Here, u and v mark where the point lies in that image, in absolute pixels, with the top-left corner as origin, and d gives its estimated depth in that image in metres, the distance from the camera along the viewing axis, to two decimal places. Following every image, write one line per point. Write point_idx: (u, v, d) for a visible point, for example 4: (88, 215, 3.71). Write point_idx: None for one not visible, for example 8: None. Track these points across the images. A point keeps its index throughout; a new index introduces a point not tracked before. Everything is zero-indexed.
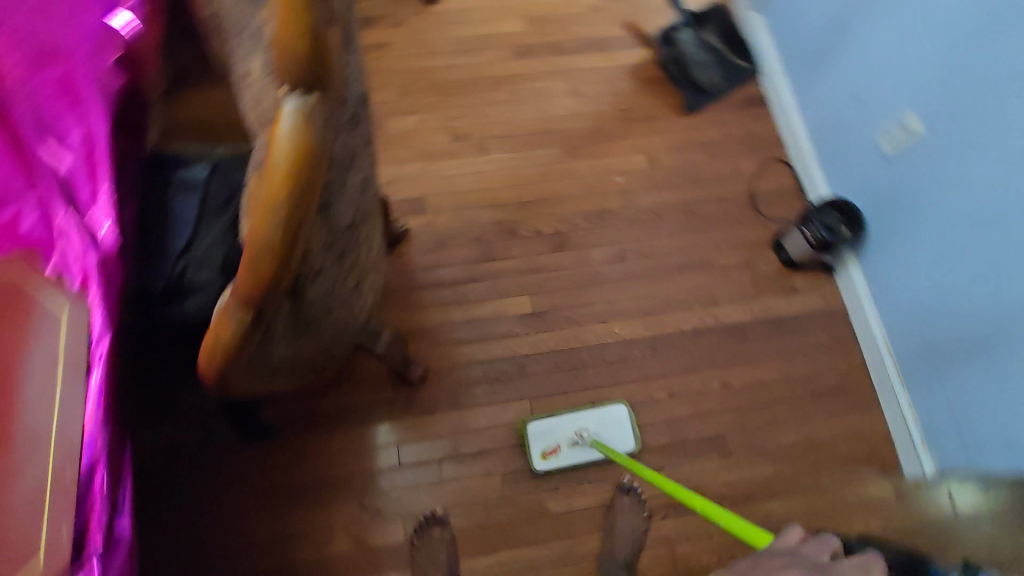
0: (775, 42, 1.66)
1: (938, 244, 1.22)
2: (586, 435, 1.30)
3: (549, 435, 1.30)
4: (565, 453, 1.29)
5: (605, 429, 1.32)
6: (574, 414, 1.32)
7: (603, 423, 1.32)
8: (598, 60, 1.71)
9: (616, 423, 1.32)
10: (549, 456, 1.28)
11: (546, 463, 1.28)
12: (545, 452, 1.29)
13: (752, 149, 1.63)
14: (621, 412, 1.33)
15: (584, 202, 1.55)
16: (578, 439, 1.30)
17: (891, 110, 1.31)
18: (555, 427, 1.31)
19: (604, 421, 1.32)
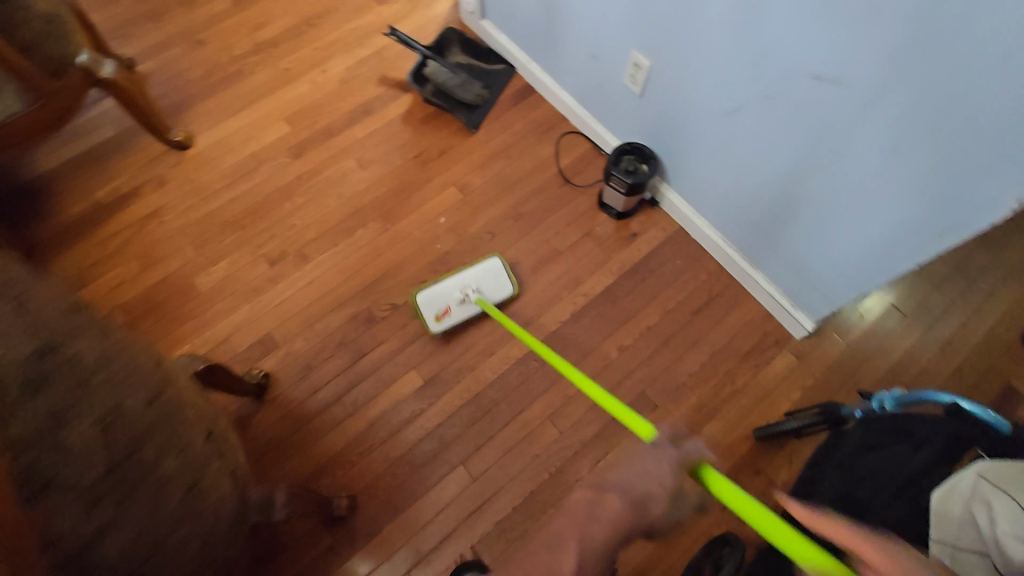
0: (509, 36, 1.75)
1: (713, 145, 1.31)
2: (472, 293, 1.44)
3: (441, 297, 1.44)
4: (455, 311, 1.43)
5: (484, 284, 1.46)
6: (457, 276, 1.46)
7: (483, 279, 1.47)
8: (371, 123, 1.73)
9: (495, 277, 1.47)
10: (443, 317, 1.42)
11: (441, 323, 1.42)
12: (438, 314, 1.42)
13: (542, 134, 1.72)
14: (495, 263, 1.48)
15: (422, 257, 1.56)
16: (465, 296, 1.44)
17: (615, 50, 1.38)
18: (444, 291, 1.44)
19: (482, 276, 1.46)
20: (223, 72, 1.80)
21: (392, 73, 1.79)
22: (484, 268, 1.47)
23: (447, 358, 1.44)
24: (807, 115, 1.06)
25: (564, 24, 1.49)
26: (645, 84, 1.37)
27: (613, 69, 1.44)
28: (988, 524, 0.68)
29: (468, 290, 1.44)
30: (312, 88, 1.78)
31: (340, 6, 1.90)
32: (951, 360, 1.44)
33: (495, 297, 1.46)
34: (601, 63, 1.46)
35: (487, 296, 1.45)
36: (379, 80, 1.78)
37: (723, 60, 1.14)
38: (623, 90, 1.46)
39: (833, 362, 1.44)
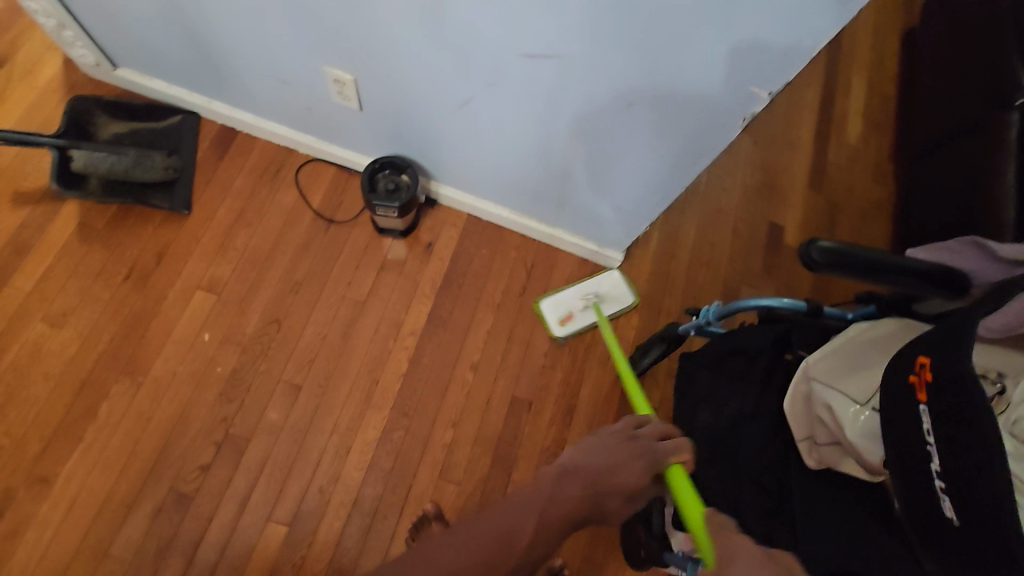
0: (167, 80, 1.35)
1: (460, 136, 1.19)
2: (594, 297, 1.44)
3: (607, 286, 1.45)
4: (579, 316, 1.42)
5: (609, 292, 1.47)
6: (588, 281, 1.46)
7: (609, 287, 1.47)
8: (34, 261, 1.24)
9: (617, 286, 1.47)
10: (567, 322, 1.41)
11: (564, 327, 1.40)
12: (562, 319, 1.41)
13: (274, 178, 1.41)
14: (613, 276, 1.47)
15: (205, 392, 1.22)
16: (587, 301, 1.44)
17: (301, 67, 1.13)
18: (568, 297, 1.44)
19: (606, 283, 1.47)
20: None
21: (27, 182, 1.28)
22: (612, 277, 1.47)
23: (300, 487, 1.19)
24: (532, 87, 0.99)
25: (227, 54, 1.18)
26: (359, 96, 1.16)
27: (314, 88, 1.19)
28: (835, 423, 0.76)
29: (591, 296, 1.44)
30: None
31: None
32: (727, 225, 1.63)
33: (614, 310, 1.46)
34: (296, 86, 1.20)
35: (608, 302, 1.45)
36: (13, 199, 1.27)
37: (426, 52, 0.99)
38: (338, 107, 1.23)
39: (650, 274, 1.53)
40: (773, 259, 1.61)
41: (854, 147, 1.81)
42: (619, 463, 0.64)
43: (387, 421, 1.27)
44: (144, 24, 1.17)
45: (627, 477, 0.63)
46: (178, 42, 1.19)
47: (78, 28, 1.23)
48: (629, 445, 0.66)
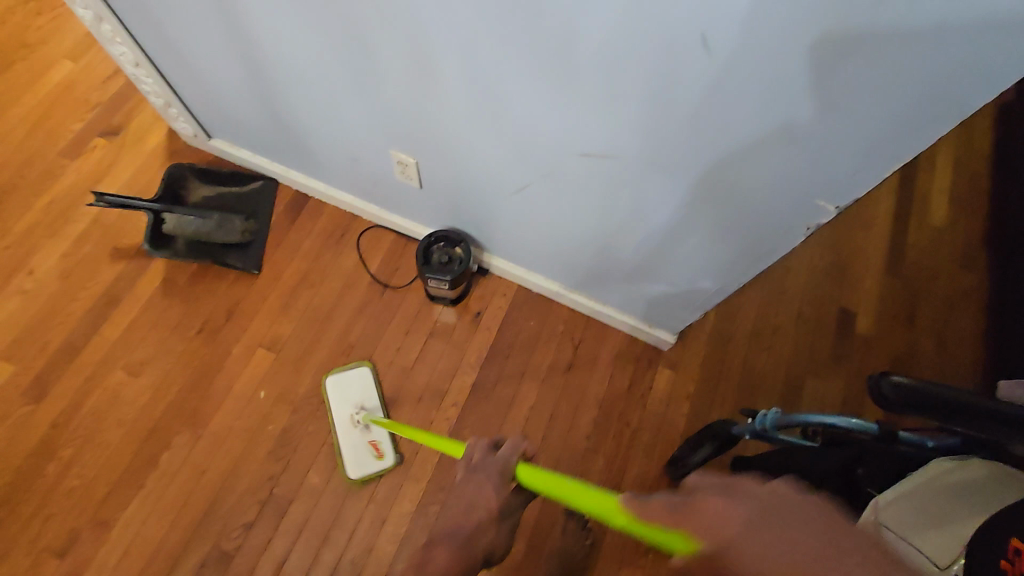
0: (253, 149, 1.47)
1: (516, 217, 1.20)
2: (360, 414, 1.29)
3: (344, 392, 1.32)
4: (376, 435, 1.29)
5: (356, 396, 1.32)
6: (333, 413, 1.30)
7: (354, 389, 1.33)
8: (122, 313, 1.36)
9: (359, 380, 1.34)
10: (379, 451, 1.27)
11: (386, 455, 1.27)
12: (376, 454, 1.27)
13: (338, 242, 1.49)
14: (355, 375, 1.34)
15: (256, 450, 1.27)
16: (360, 426, 1.29)
17: (371, 149, 1.20)
18: (353, 442, 1.28)
19: (348, 390, 1.33)
20: None
21: (125, 240, 1.42)
22: (365, 379, 1.34)
23: (334, 555, 1.19)
24: (589, 183, 0.98)
25: (305, 134, 1.27)
26: (421, 176, 1.22)
27: (381, 167, 1.25)
28: None
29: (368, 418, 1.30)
30: (23, 301, 1.35)
31: (22, 183, 1.47)
32: (791, 309, 1.54)
33: (376, 399, 1.33)
34: (365, 163, 1.27)
35: (367, 404, 1.32)
36: (112, 255, 1.41)
37: (486, 146, 1.02)
38: (402, 184, 1.28)
39: (703, 357, 1.46)
40: (840, 348, 1.50)
41: (938, 229, 1.67)
42: (477, 490, 0.88)
43: (424, 493, 1.26)
44: (238, 107, 1.29)
45: (487, 495, 0.86)
46: (265, 122, 1.30)
47: (182, 105, 1.37)
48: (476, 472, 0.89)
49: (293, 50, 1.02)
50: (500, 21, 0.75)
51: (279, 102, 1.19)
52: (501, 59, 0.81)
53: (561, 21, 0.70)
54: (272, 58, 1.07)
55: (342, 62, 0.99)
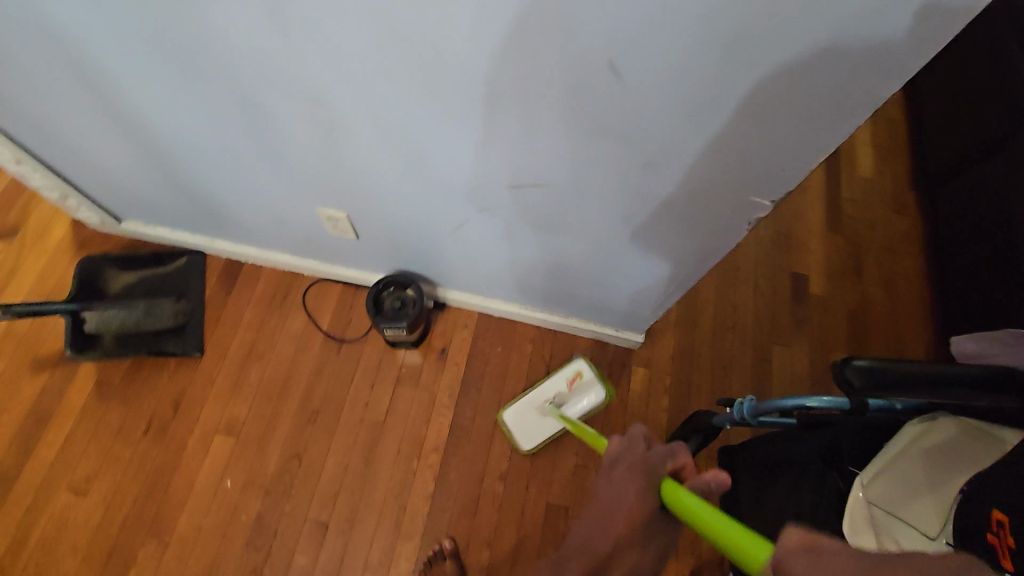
0: (171, 226, 1.38)
1: (460, 251, 1.17)
2: (546, 410, 1.30)
3: (528, 431, 1.30)
4: (563, 386, 1.34)
5: (530, 422, 1.31)
6: (540, 440, 1.29)
7: (525, 422, 1.31)
8: (55, 428, 1.24)
9: (517, 422, 1.31)
10: (575, 380, 1.35)
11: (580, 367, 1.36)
12: (575, 379, 1.35)
13: (282, 304, 1.41)
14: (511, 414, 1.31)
15: (233, 544, 1.18)
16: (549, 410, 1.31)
17: (296, 209, 1.14)
18: (568, 402, 1.33)
19: (526, 429, 1.30)
20: None
21: (45, 347, 1.31)
22: (518, 407, 1.32)
23: None
24: (526, 210, 0.96)
25: (223, 204, 1.19)
26: (355, 228, 1.17)
27: (310, 224, 1.19)
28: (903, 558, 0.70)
29: (552, 398, 1.33)
30: None
31: None
32: (748, 284, 1.56)
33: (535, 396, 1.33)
34: (293, 224, 1.21)
35: (543, 398, 1.33)
36: (33, 366, 1.29)
37: (413, 190, 0.98)
38: (337, 238, 1.23)
39: (673, 349, 1.46)
40: (800, 313, 1.53)
41: (868, 180, 1.74)
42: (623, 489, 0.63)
43: (419, 550, 1.20)
44: (144, 187, 1.20)
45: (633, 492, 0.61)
46: (177, 198, 1.22)
47: (81, 194, 1.27)
48: (618, 469, 0.66)
49: (188, 124, 0.95)
50: (399, 69, 0.71)
51: (188, 177, 1.12)
52: (408, 105, 0.78)
53: (460, 62, 0.67)
54: (168, 135, 0.99)
55: (244, 130, 0.93)
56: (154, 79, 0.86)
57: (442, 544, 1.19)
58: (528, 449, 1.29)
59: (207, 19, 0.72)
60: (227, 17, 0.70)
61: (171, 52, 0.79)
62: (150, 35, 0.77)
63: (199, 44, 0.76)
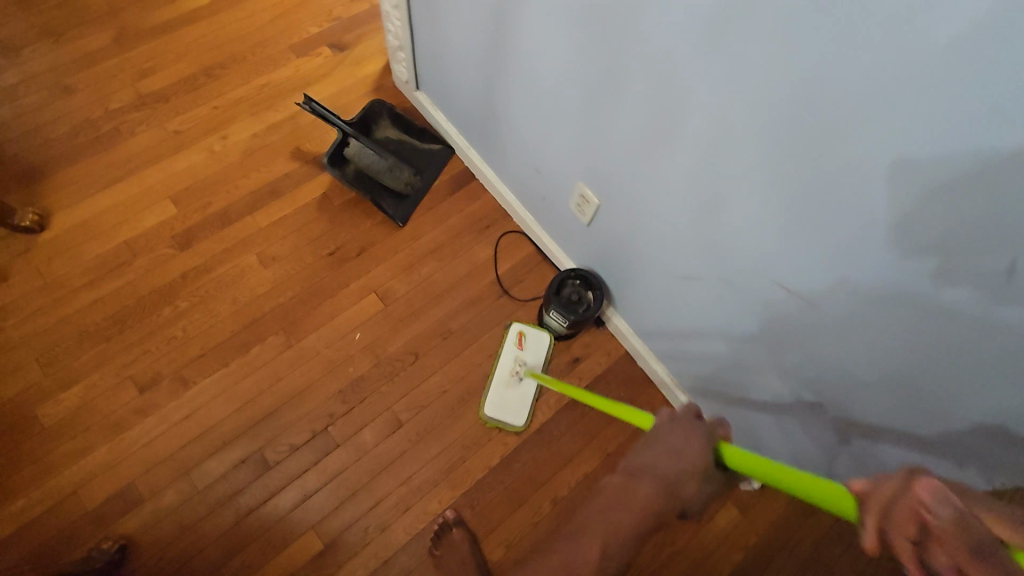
0: (448, 115, 1.52)
1: (668, 298, 1.13)
2: (519, 372, 1.33)
3: (513, 404, 1.31)
4: (517, 353, 1.36)
5: (520, 395, 1.32)
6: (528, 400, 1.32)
7: (509, 399, 1.32)
8: (278, 207, 1.45)
9: (513, 402, 1.32)
10: (518, 341, 1.36)
11: (515, 329, 1.37)
12: (519, 341, 1.36)
13: (482, 232, 1.50)
14: (496, 399, 1.31)
15: (330, 382, 1.30)
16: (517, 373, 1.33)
17: (562, 170, 1.18)
18: (532, 361, 1.35)
19: (512, 402, 1.31)
20: (94, 131, 1.47)
21: (307, 145, 1.53)
22: (497, 389, 1.32)
23: (352, 514, 1.20)
24: (772, 314, 0.89)
25: (506, 127, 1.28)
26: (593, 217, 1.19)
27: (560, 188, 1.24)
28: None
29: (516, 366, 1.34)
30: (206, 158, 1.48)
31: (249, 58, 1.61)
32: None
33: (500, 374, 1.33)
34: (546, 179, 1.26)
35: (506, 372, 1.34)
36: (292, 153, 1.51)
37: (671, 229, 0.97)
38: (570, 213, 1.26)
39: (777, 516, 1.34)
40: None
41: None
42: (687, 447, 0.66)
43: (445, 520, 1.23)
44: (460, 76, 1.32)
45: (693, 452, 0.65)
46: (476, 100, 1.32)
47: (411, 50, 1.43)
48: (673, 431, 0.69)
49: (540, 54, 1.00)
50: (777, 134, 0.68)
51: (500, 91, 1.21)
52: (753, 165, 0.74)
53: (851, 167, 0.62)
54: (516, 53, 1.07)
55: (580, 90, 0.97)
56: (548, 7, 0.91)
57: (445, 513, 1.22)
58: (518, 421, 1.30)
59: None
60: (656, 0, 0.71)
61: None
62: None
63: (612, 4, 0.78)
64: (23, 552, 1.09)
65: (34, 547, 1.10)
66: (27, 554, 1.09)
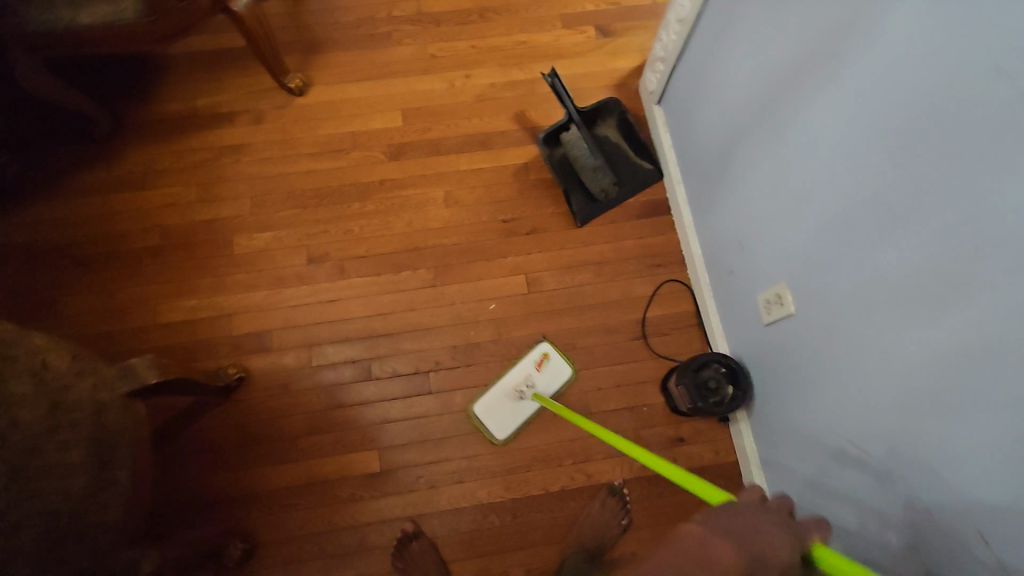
0: (674, 144, 1.44)
1: (818, 446, 1.01)
2: (526, 392, 1.29)
3: (499, 413, 1.29)
4: (538, 376, 1.32)
5: (522, 412, 1.29)
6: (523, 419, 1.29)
7: (509, 413, 1.29)
8: (481, 160, 1.51)
9: (510, 414, 1.29)
10: (541, 363, 1.32)
11: (546, 349, 1.33)
12: (540, 363, 1.32)
13: (649, 269, 1.44)
14: (490, 404, 1.29)
15: (450, 334, 1.36)
16: (522, 392, 1.30)
17: (772, 263, 1.08)
18: (540, 386, 1.31)
19: (516, 413, 1.29)
20: (372, 28, 1.62)
21: (532, 114, 1.56)
22: (494, 393, 1.30)
23: (414, 458, 1.27)
24: (947, 543, 0.76)
25: (731, 191, 1.19)
26: (777, 323, 1.08)
27: (757, 278, 1.13)
28: None
29: (522, 384, 1.31)
30: (445, 89, 1.57)
31: (521, 13, 1.66)
32: None
33: (511, 381, 1.31)
34: (746, 259, 1.16)
35: (517, 389, 1.30)
36: (516, 116, 1.56)
37: (878, 387, 0.85)
38: (754, 305, 1.16)
39: None
40: None
41: None
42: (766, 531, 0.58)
43: (484, 515, 1.24)
44: (710, 119, 1.24)
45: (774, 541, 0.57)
46: (713, 148, 1.24)
47: (673, 67, 1.35)
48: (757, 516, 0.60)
49: (817, 150, 0.91)
50: None
51: (744, 155, 1.12)
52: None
53: None
54: (787, 129, 0.98)
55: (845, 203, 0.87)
56: (858, 111, 0.82)
57: (406, 525, 1.21)
58: (501, 436, 1.28)
59: (991, 153, 0.63)
60: (1009, 177, 0.61)
61: (908, 125, 0.73)
62: (925, 101, 0.71)
63: (950, 149, 0.68)
64: (178, 341, 1.32)
65: (187, 341, 1.32)
66: (180, 343, 1.32)
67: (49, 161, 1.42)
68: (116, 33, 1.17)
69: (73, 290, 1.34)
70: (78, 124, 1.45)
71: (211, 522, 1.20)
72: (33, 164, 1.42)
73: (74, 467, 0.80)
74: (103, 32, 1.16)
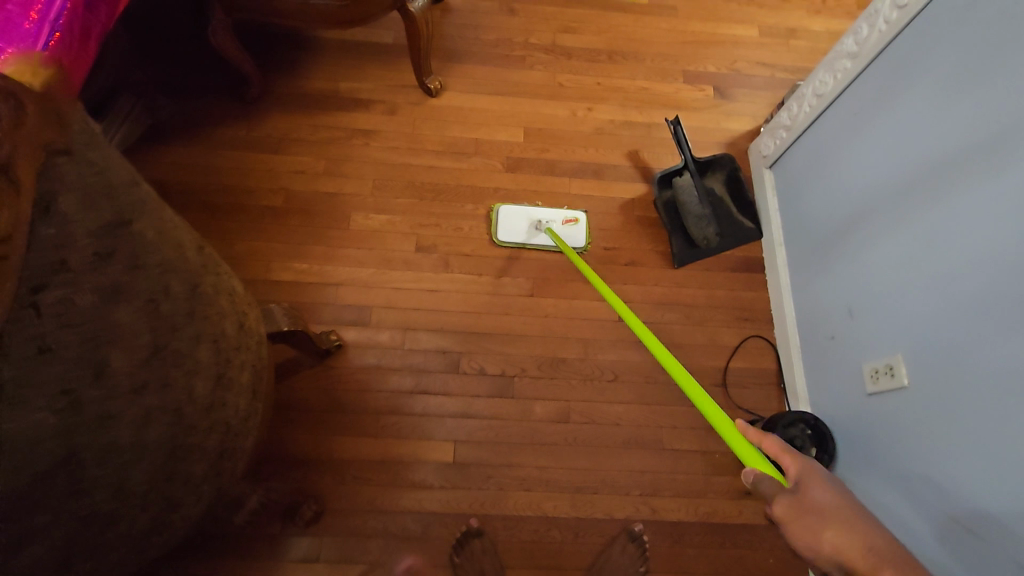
0: (780, 207, 1.50)
1: (916, 519, 1.02)
2: (542, 225, 1.50)
3: (512, 223, 1.50)
4: (555, 221, 1.52)
5: (528, 234, 1.50)
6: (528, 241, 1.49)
7: (520, 226, 1.50)
8: (592, 188, 1.58)
9: (517, 229, 1.50)
10: (568, 219, 1.52)
11: (577, 215, 1.53)
12: (567, 220, 1.52)
13: (737, 321, 1.47)
14: (510, 212, 1.51)
15: (540, 345, 1.40)
16: (537, 225, 1.50)
17: (887, 334, 1.13)
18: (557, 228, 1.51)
19: (521, 232, 1.50)
20: (508, 49, 1.74)
21: (645, 155, 1.64)
22: (521, 210, 1.52)
23: (488, 457, 1.29)
24: None
25: (847, 260, 1.25)
26: (885, 393, 1.11)
27: (867, 346, 1.17)
28: None
29: (545, 220, 1.52)
30: (567, 117, 1.66)
31: (647, 63, 1.77)
32: None
33: (540, 210, 1.53)
34: (857, 327, 1.21)
35: (537, 217, 1.51)
36: (629, 154, 1.64)
37: (996, 467, 0.88)
38: (858, 373, 1.19)
39: None
40: None
41: None
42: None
43: (546, 528, 1.24)
44: (832, 190, 1.31)
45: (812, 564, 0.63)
46: (833, 217, 1.30)
47: (798, 136, 1.43)
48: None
49: (962, 233, 0.97)
50: None
51: (871, 228, 1.18)
52: None
53: None
54: (928, 210, 1.04)
55: (987, 287, 0.92)
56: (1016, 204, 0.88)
57: (468, 521, 1.23)
58: (500, 234, 1.49)
59: None
60: None
61: None
62: None
63: None
64: (283, 298, 1.38)
65: (293, 300, 1.38)
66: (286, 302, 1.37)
67: (198, 111, 1.53)
68: (309, 9, 1.29)
69: (198, 232, 1.41)
70: (232, 82, 1.56)
71: (285, 479, 1.22)
72: (184, 111, 1.52)
73: (243, 387, 0.77)
74: (296, 6, 1.29)
